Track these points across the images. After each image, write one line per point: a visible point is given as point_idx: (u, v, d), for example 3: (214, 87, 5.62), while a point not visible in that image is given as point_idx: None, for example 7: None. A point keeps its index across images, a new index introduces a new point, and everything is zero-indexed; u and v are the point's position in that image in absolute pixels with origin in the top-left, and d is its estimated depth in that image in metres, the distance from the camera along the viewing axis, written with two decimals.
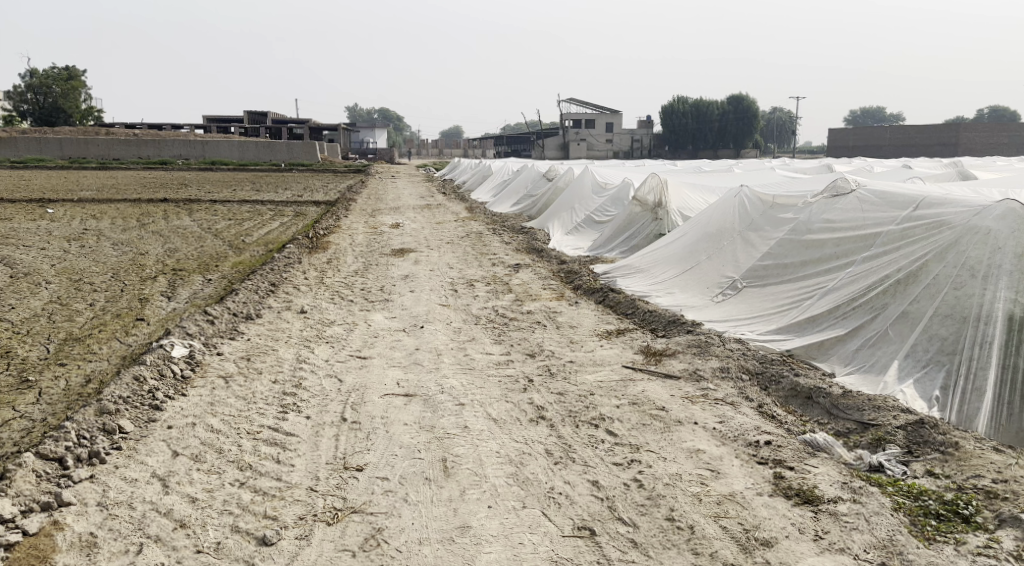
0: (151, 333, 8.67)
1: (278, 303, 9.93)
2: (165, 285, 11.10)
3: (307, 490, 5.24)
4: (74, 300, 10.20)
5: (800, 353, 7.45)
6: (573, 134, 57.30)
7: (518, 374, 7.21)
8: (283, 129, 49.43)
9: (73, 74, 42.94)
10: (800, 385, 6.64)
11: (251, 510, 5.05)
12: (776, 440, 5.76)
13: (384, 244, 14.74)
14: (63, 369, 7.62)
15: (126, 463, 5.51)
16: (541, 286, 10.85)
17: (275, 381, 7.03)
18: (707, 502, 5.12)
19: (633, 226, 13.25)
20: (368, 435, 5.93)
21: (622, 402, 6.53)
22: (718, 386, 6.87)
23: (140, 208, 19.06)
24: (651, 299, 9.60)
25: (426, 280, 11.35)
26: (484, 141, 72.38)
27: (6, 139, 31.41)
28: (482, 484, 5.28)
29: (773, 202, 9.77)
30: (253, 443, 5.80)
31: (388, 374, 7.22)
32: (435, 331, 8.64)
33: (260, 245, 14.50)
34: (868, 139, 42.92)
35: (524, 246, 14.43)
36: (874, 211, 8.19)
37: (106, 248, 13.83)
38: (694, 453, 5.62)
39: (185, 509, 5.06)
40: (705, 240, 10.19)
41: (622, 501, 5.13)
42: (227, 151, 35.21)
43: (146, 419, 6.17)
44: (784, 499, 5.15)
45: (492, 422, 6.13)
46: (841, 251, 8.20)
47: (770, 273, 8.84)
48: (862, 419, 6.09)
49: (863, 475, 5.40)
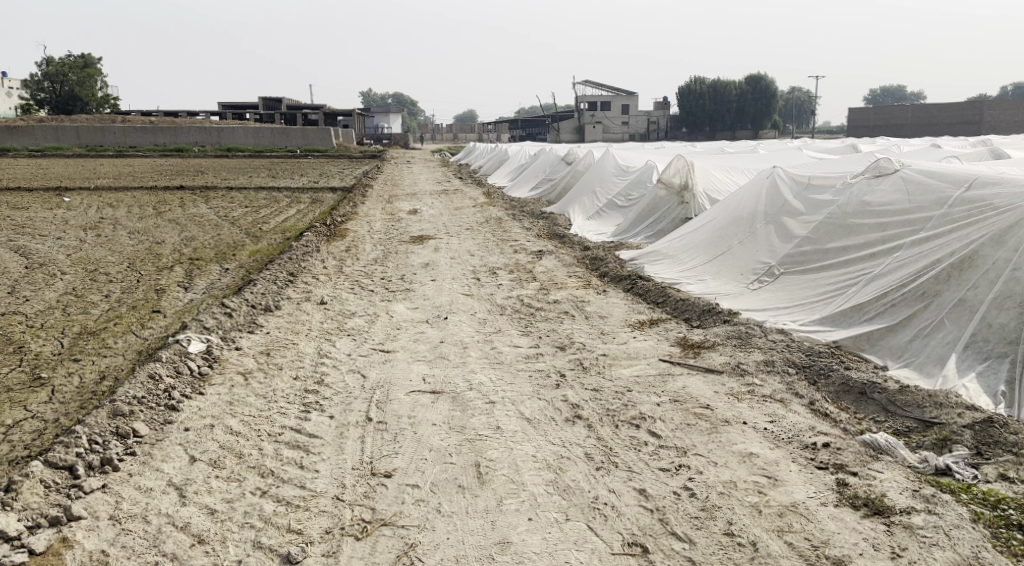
0: (167, 326, 8.36)
1: (298, 294, 9.59)
2: (181, 275, 10.80)
3: (332, 499, 4.90)
4: (89, 291, 9.91)
5: (848, 345, 7.03)
6: (589, 117, 56.52)
7: (550, 369, 6.86)
8: (298, 114, 49.17)
9: (88, 61, 42.80)
10: (851, 381, 6.28)
11: (274, 523, 4.72)
12: (835, 442, 5.46)
13: (402, 231, 14.39)
14: (77, 365, 7.31)
15: (141, 471, 5.19)
16: (567, 274, 10.47)
17: (296, 378, 6.70)
18: (768, 514, 4.79)
19: (659, 210, 12.85)
20: (395, 437, 5.58)
21: (662, 399, 6.18)
22: (763, 381, 6.50)
23: (156, 195, 18.78)
24: (682, 287, 9.22)
25: (447, 269, 10.98)
26: (498, 125, 71.98)
27: (22, 128, 31.20)
28: (520, 493, 4.93)
29: (809, 182, 9.33)
30: (276, 446, 5.47)
31: (414, 369, 6.88)
32: (460, 322, 8.28)
33: (277, 233, 14.17)
34: (888, 119, 42.29)
35: (546, 231, 14.05)
36: (922, 192, 7.76)
37: (122, 237, 13.54)
38: (746, 458, 5.29)
39: (205, 523, 4.74)
40: (737, 223, 9.76)
41: (675, 513, 4.79)
42: (243, 137, 34.88)
43: (162, 421, 5.85)
44: (851, 510, 4.84)
45: (526, 422, 5.78)
46: (886, 234, 7.77)
47: (809, 258, 8.41)
48: (923, 418, 5.77)
49: (933, 480, 5.11)
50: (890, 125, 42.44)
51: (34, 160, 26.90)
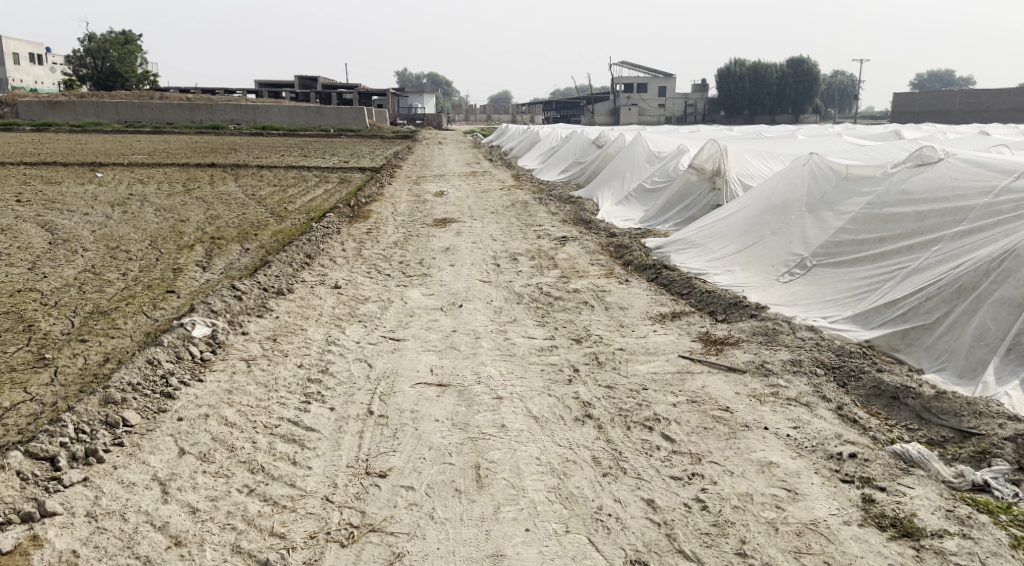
0: (178, 307, 8.15)
1: (313, 278, 9.33)
2: (201, 255, 10.60)
3: (321, 501, 4.68)
4: (108, 269, 9.74)
5: (882, 345, 6.65)
6: (625, 99, 55.67)
7: (564, 363, 6.55)
8: (335, 94, 49.12)
9: (129, 38, 42.90)
10: (884, 384, 5.96)
11: (257, 525, 4.51)
12: (863, 453, 5.14)
13: (426, 214, 14.08)
14: (83, 346, 7.12)
15: (126, 463, 5.00)
16: (589, 262, 10.12)
17: (300, 366, 6.45)
18: (785, 532, 4.48)
19: (690, 197, 12.42)
20: (396, 433, 5.32)
21: (679, 399, 5.86)
22: (789, 382, 6.16)
23: (187, 173, 18.65)
24: (708, 278, 8.86)
25: (468, 254, 10.68)
26: (533, 106, 71.46)
27: (64, 103, 31.37)
28: (519, 500, 4.67)
29: (847, 173, 8.83)
30: (270, 440, 5.23)
31: (423, 359, 6.60)
32: (475, 310, 7.99)
33: (301, 213, 13.94)
34: (934, 104, 41.17)
35: (572, 217, 13.68)
36: (967, 183, 7.32)
37: (148, 214, 13.41)
38: (765, 468, 4.97)
39: (184, 523, 4.54)
40: (770, 212, 9.34)
41: (684, 528, 4.50)
42: (278, 116, 34.75)
43: (155, 409, 5.63)
44: (876, 531, 4.51)
45: (534, 421, 5.48)
46: (924, 225, 7.34)
47: (844, 249, 8.00)
48: (961, 428, 5.46)
49: (970, 499, 4.83)
50: (937, 111, 41.26)
51: (72, 135, 26.99)
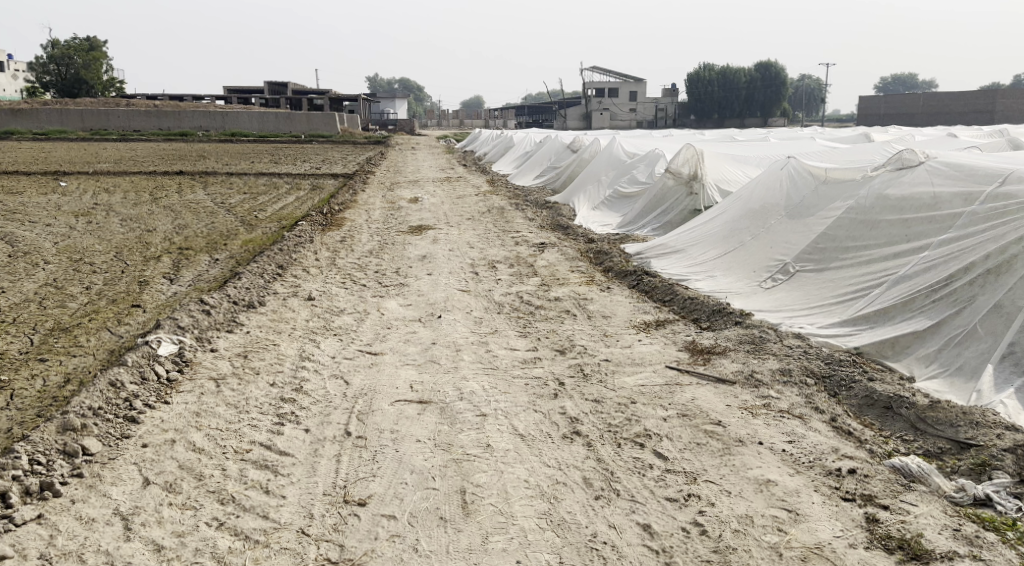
0: (145, 323, 7.81)
1: (285, 289, 9.00)
2: (168, 266, 10.23)
3: (297, 533, 4.41)
4: (70, 283, 9.36)
5: (871, 353, 6.44)
6: (597, 103, 55.09)
7: (548, 376, 6.30)
8: (305, 101, 48.66)
9: (94, 44, 42.14)
10: (876, 394, 5.77)
11: (228, 563, 4.25)
12: (862, 467, 4.95)
13: (401, 221, 13.77)
14: (41, 366, 6.76)
15: (86, 496, 4.70)
16: (569, 268, 9.88)
17: (272, 385, 6.14)
18: (789, 558, 4.30)
19: (667, 202, 12.21)
20: (374, 456, 5.04)
21: (669, 413, 5.63)
22: (780, 393, 5.95)
23: (154, 181, 18.20)
24: (690, 284, 8.64)
25: (445, 262, 10.42)
26: (503, 113, 71.37)
27: (27, 111, 30.75)
28: (508, 529, 4.44)
29: (826, 176, 8.61)
30: (240, 467, 4.93)
31: (401, 375, 6.32)
32: (454, 322, 7.71)
33: (273, 221, 13.61)
34: (899, 106, 41.42)
35: (549, 222, 13.44)
36: (952, 186, 7.15)
37: (113, 224, 12.98)
38: (763, 487, 4.77)
39: (149, 562, 4.27)
40: (750, 217, 9.16)
41: (683, 555, 4.31)
42: (246, 122, 34.18)
43: (117, 436, 5.31)
44: (883, 554, 4.35)
45: (520, 439, 5.23)
46: (911, 232, 7.15)
47: (827, 255, 7.80)
48: (958, 438, 5.26)
49: (974, 515, 4.64)
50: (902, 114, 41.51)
51: (36, 143, 26.43)
